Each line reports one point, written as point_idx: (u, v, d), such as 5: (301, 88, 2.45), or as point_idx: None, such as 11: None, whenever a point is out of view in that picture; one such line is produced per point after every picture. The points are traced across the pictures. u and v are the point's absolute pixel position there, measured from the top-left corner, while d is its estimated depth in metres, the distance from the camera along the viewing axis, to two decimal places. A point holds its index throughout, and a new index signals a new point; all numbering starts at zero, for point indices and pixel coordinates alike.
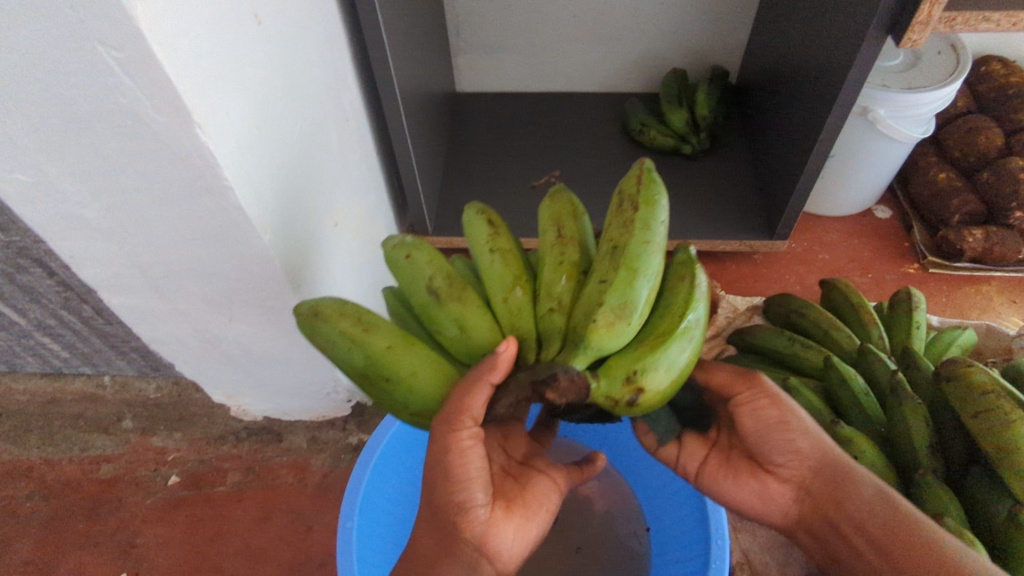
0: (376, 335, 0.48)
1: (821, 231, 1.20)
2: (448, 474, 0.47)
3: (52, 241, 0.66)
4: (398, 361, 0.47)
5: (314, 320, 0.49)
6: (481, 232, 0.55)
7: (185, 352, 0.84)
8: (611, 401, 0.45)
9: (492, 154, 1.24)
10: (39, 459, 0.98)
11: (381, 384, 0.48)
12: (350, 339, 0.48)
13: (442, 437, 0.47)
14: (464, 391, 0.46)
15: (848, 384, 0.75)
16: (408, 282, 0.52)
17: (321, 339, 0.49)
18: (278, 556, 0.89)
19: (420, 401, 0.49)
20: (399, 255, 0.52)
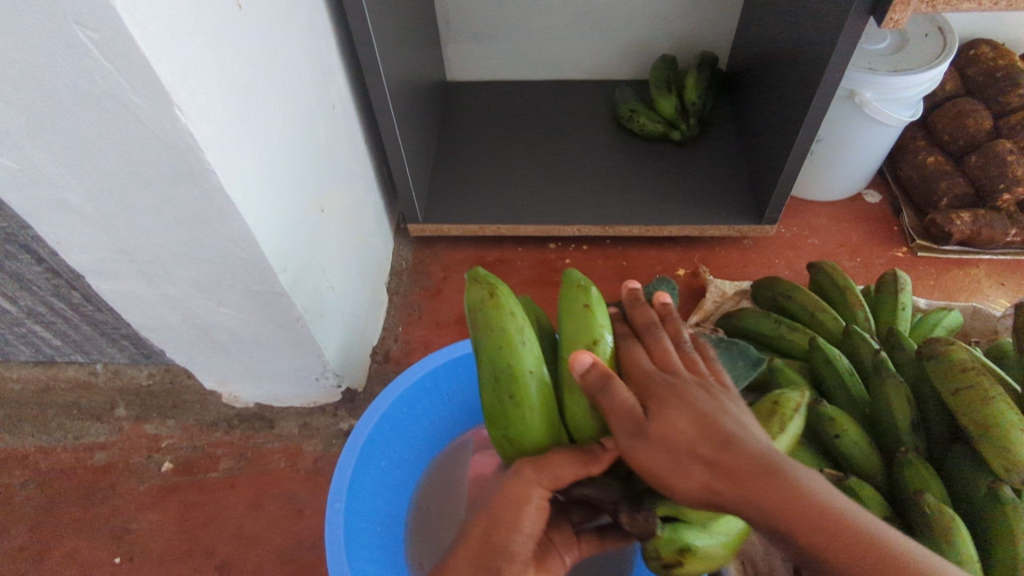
0: (525, 351, 0.49)
1: (810, 216, 1.20)
2: (501, 521, 0.50)
3: (39, 227, 0.66)
4: (526, 386, 0.48)
5: (485, 301, 0.50)
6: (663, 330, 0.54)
7: (174, 338, 0.85)
8: (655, 553, 0.51)
9: (483, 142, 1.25)
10: (34, 446, 0.99)
11: (501, 393, 0.49)
12: (501, 338, 0.48)
13: (520, 483, 0.49)
14: (562, 456, 0.48)
15: (832, 365, 0.78)
16: (572, 328, 0.50)
17: (480, 324, 0.49)
18: (270, 540, 0.90)
19: (518, 429, 0.50)
20: (580, 300, 0.51)
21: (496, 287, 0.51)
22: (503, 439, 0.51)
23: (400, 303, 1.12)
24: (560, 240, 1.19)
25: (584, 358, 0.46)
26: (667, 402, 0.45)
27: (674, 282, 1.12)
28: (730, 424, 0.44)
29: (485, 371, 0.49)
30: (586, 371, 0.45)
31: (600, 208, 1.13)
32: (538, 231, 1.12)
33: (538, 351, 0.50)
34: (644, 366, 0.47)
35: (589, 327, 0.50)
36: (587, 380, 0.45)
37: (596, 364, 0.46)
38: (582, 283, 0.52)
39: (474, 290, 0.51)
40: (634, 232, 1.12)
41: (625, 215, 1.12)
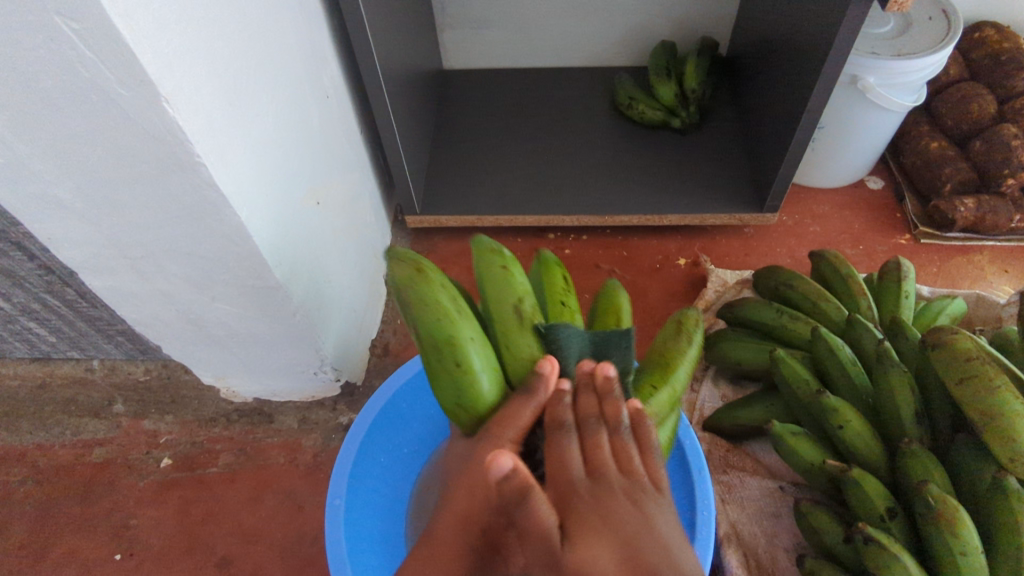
0: (460, 319, 0.47)
1: (812, 203, 1.19)
2: (486, 491, 0.46)
3: (28, 222, 0.65)
4: (471, 351, 0.46)
5: (413, 276, 0.48)
6: (555, 281, 0.56)
7: (170, 334, 0.84)
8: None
9: (480, 132, 1.23)
10: (32, 443, 0.99)
11: (447, 364, 0.46)
12: (437, 309, 0.47)
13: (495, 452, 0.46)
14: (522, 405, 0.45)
15: (835, 355, 0.78)
16: (495, 292, 0.51)
17: (411, 299, 0.48)
18: (271, 535, 0.89)
19: (476, 398, 0.46)
20: (496, 263, 0.52)
21: (421, 262, 0.50)
22: (459, 412, 0.48)
23: None
24: (559, 231, 1.18)
25: (545, 364, 0.46)
26: (592, 525, 0.37)
27: (674, 272, 1.11)
28: (657, 555, 0.36)
29: (428, 349, 0.47)
30: (506, 478, 0.37)
31: (599, 198, 1.12)
32: (537, 221, 1.11)
33: (471, 318, 0.49)
34: (571, 464, 0.41)
35: (510, 286, 0.51)
36: (504, 488, 0.37)
37: (550, 374, 0.46)
38: (493, 247, 0.54)
39: (397, 268, 0.49)
40: (634, 221, 1.11)
41: (624, 204, 1.11)
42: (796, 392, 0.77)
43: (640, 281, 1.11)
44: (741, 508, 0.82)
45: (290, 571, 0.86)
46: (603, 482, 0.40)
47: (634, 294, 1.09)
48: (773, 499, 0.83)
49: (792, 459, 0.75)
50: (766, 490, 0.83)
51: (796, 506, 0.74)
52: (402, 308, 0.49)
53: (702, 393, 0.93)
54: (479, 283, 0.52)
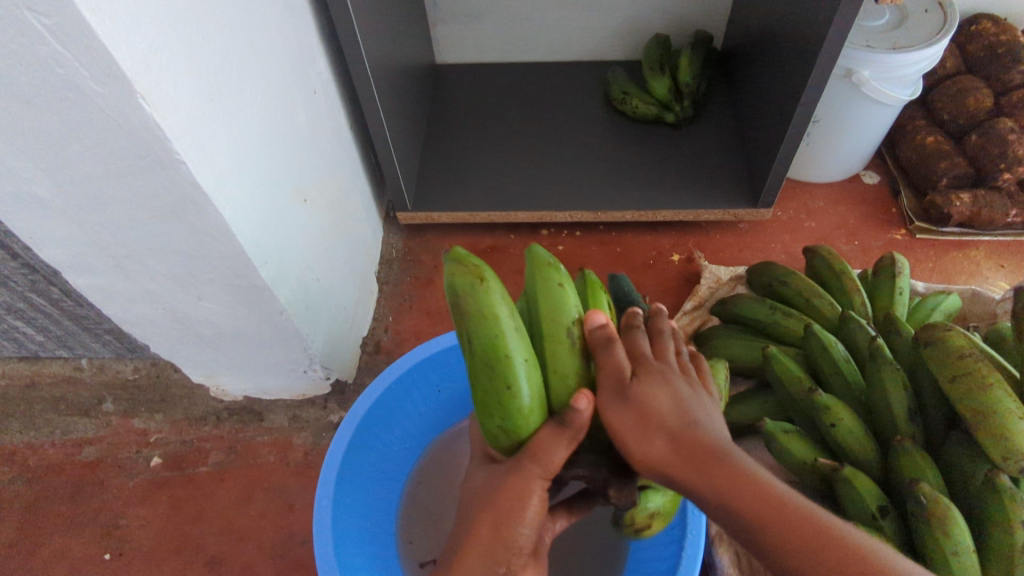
0: (518, 339, 0.46)
1: (807, 198, 1.18)
2: (506, 514, 0.49)
3: (8, 221, 0.64)
4: (525, 376, 0.46)
5: (477, 286, 0.45)
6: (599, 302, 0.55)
7: (157, 333, 0.83)
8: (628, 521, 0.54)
9: (472, 127, 1.22)
10: (21, 443, 0.98)
11: (499, 384, 0.45)
12: (500, 327, 0.45)
13: (523, 476, 0.48)
14: (555, 436, 0.47)
15: (828, 352, 0.77)
16: (547, 310, 0.49)
17: (472, 309, 0.45)
18: (261, 535, 0.89)
19: (520, 421, 0.47)
20: (554, 280, 0.50)
21: (484, 270, 0.47)
22: (496, 429, 0.48)
23: (390, 292, 1.10)
24: (552, 227, 1.17)
25: (581, 400, 0.47)
26: (656, 378, 0.48)
27: (667, 268, 1.10)
28: (707, 420, 0.48)
29: (480, 365, 0.45)
30: (596, 327, 0.50)
31: (592, 193, 1.11)
32: (530, 217, 1.10)
33: (526, 337, 0.47)
34: (641, 347, 0.50)
35: (566, 307, 0.50)
36: (592, 333, 0.49)
37: (607, 326, 0.50)
38: (551, 263, 0.51)
39: (459, 270, 0.46)
40: (628, 217, 1.10)
41: (617, 200, 1.10)
42: (789, 390, 0.76)
43: (633, 277, 1.10)
44: None
45: (281, 570, 0.86)
46: (669, 366, 0.50)
47: None
48: None
49: (785, 458, 0.74)
50: None
51: None
52: (456, 312, 0.46)
53: None
54: (533, 293, 0.50)
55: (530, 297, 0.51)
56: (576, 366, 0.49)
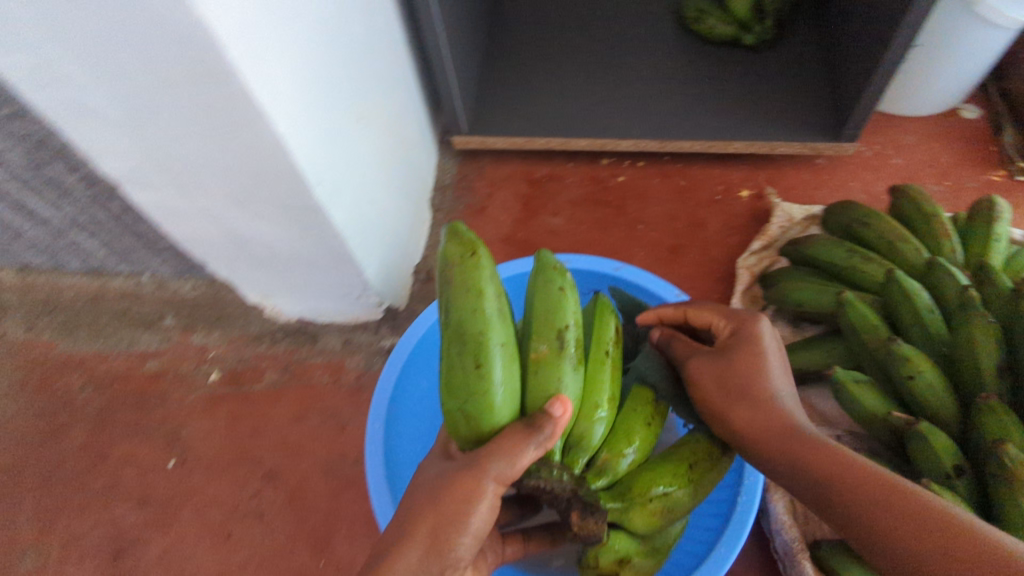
0: (498, 321, 0.43)
1: (895, 133, 1.08)
2: (454, 518, 0.44)
3: (67, 131, 0.63)
4: (497, 358, 0.42)
5: (467, 254, 0.42)
6: (605, 329, 0.54)
7: (215, 251, 0.83)
8: (594, 562, 0.49)
9: (534, 47, 1.15)
10: (90, 352, 1.03)
11: (466, 360, 0.42)
12: (480, 299, 0.42)
13: (475, 476, 0.43)
14: (520, 434, 0.43)
15: (910, 301, 0.71)
16: (543, 310, 0.47)
17: (454, 278, 0.42)
18: (314, 453, 0.91)
19: (483, 406, 0.43)
20: (555, 281, 0.48)
21: (478, 245, 0.43)
22: (457, 416, 0.44)
23: (443, 220, 1.08)
24: (614, 156, 1.11)
25: (556, 406, 0.44)
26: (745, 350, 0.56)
27: (736, 204, 1.04)
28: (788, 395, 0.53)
29: (451, 339, 0.43)
30: (552, 416, 0.44)
31: (658, 121, 1.04)
32: (590, 145, 1.05)
33: (509, 324, 0.44)
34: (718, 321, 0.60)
35: (563, 308, 0.47)
36: (545, 424, 0.43)
37: (561, 417, 0.44)
38: (556, 262, 0.50)
39: (451, 241, 0.43)
40: (696, 148, 1.03)
41: (686, 130, 1.02)
42: (864, 338, 0.72)
43: (697, 212, 1.04)
44: None
45: (332, 487, 0.88)
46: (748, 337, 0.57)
47: (690, 227, 1.03)
48: None
49: (853, 408, 0.70)
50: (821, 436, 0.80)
51: None
52: (440, 280, 0.44)
53: None
54: (530, 291, 0.49)
55: (528, 294, 0.49)
56: (565, 369, 0.46)
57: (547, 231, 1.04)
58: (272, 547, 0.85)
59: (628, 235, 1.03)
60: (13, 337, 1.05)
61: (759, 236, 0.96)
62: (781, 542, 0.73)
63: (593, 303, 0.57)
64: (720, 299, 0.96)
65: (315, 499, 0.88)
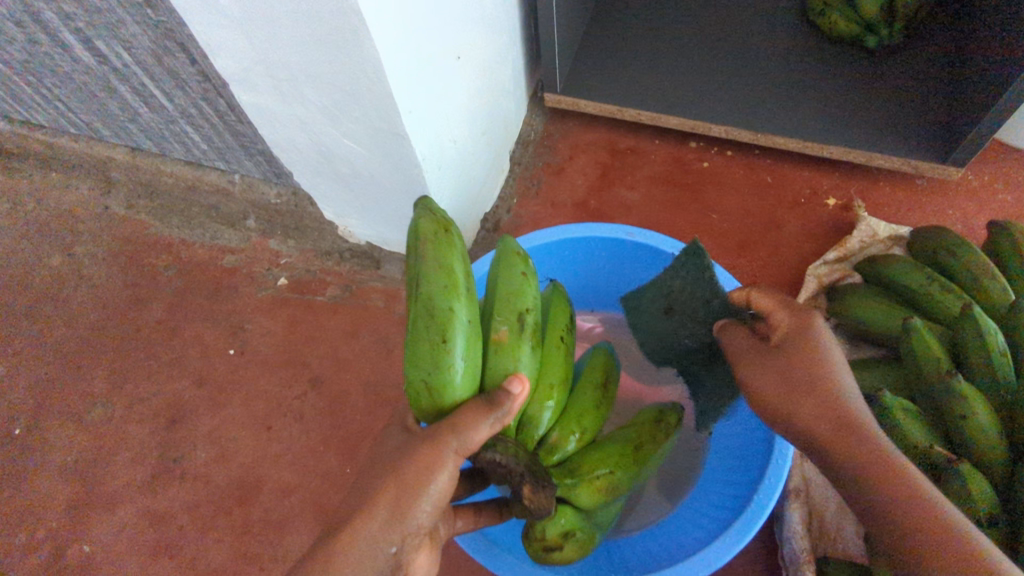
0: (464, 297, 0.46)
1: (1010, 167, 1.01)
2: (414, 488, 0.44)
3: (190, 24, 0.68)
4: (463, 330, 0.45)
5: (438, 233, 0.47)
6: (557, 320, 0.62)
7: (303, 161, 0.88)
8: (540, 534, 0.53)
9: (643, 17, 1.13)
10: (178, 238, 1.11)
11: (433, 331, 0.44)
12: (449, 275, 0.45)
13: (435, 447, 0.43)
14: (480, 406, 0.45)
15: (982, 340, 0.67)
16: (505, 294, 0.53)
17: (427, 252, 0.46)
18: (358, 369, 0.96)
19: (446, 377, 0.45)
20: (519, 267, 0.55)
21: (449, 224, 0.49)
22: (421, 391, 0.46)
23: (520, 173, 1.09)
24: (703, 140, 1.09)
25: (515, 382, 0.48)
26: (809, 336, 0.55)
27: (819, 210, 1.00)
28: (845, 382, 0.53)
29: (419, 309, 0.45)
30: (513, 391, 0.47)
31: (755, 112, 1.01)
32: (680, 125, 1.03)
33: (473, 304, 0.48)
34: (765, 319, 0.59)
35: (524, 293, 0.53)
36: (505, 395, 0.46)
37: (520, 394, 0.47)
38: (519, 253, 0.56)
39: (425, 219, 0.48)
40: (789, 146, 1.00)
41: (783, 125, 0.99)
42: (921, 368, 0.69)
43: (777, 212, 1.01)
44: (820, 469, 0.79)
45: (370, 403, 0.94)
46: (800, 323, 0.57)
47: (765, 226, 1.00)
48: None
49: (893, 434, 0.68)
50: None
51: None
52: (414, 259, 0.47)
53: None
54: (494, 279, 0.54)
55: (491, 281, 0.54)
56: (522, 352, 0.51)
57: (619, 203, 1.04)
58: (307, 445, 0.91)
59: (701, 222, 1.01)
60: (115, 211, 1.15)
61: (835, 247, 0.92)
62: (790, 549, 0.73)
63: (547, 298, 0.65)
64: None
65: (352, 411, 0.93)
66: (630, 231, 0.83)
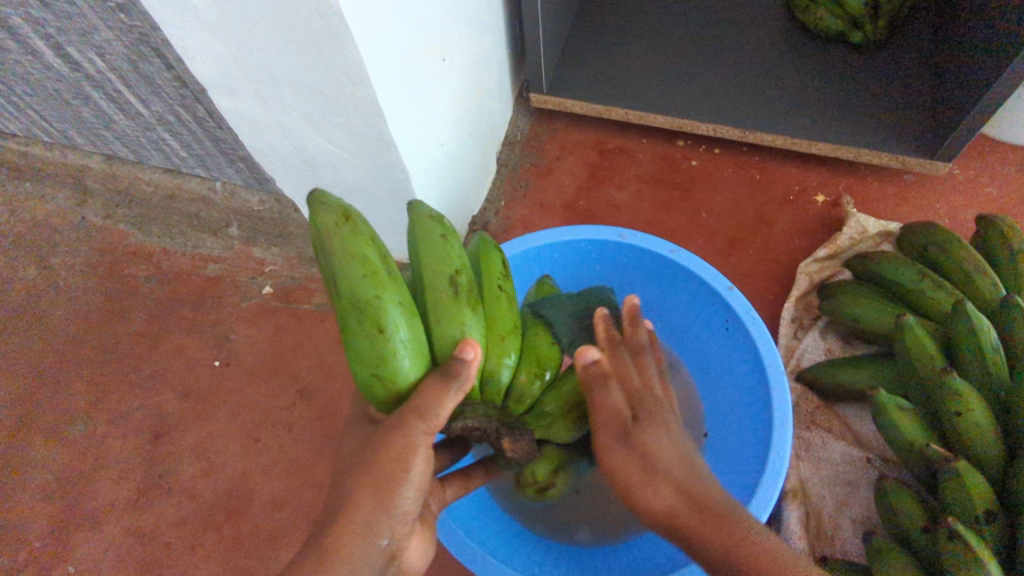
0: (388, 282, 0.43)
1: (997, 160, 1.02)
2: (388, 477, 0.44)
3: (165, 28, 0.65)
4: (395, 315, 0.42)
5: (341, 224, 0.42)
6: (491, 266, 0.54)
7: (284, 167, 0.86)
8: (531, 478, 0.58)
9: (628, 15, 1.12)
10: (159, 248, 1.09)
11: (366, 326, 0.42)
12: (365, 265, 0.42)
13: (402, 432, 0.43)
14: (435, 383, 0.43)
15: (974, 336, 0.67)
16: (430, 262, 0.47)
17: (336, 249, 0.42)
18: (348, 377, 0.95)
19: (395, 366, 0.43)
20: (437, 229, 0.49)
21: (349, 209, 0.44)
22: (373, 383, 0.44)
23: (507, 175, 1.08)
24: (690, 138, 1.08)
25: (466, 348, 0.45)
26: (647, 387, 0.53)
27: (808, 207, 1.00)
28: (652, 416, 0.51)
29: (345, 307, 0.42)
30: (463, 362, 0.44)
31: (744, 109, 1.00)
32: (668, 124, 1.02)
33: (400, 284, 0.45)
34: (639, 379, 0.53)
35: (450, 255, 0.48)
36: (453, 368, 0.43)
37: (470, 359, 0.44)
38: (435, 215, 0.50)
39: (323, 210, 0.43)
40: (778, 143, 0.99)
41: (770, 122, 0.99)
42: (915, 365, 0.69)
43: (766, 210, 1.01)
44: (815, 467, 0.79)
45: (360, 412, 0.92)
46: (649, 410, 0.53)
47: (755, 223, 1.00)
48: (853, 467, 0.78)
49: (890, 433, 0.68)
50: (849, 455, 0.79)
51: (880, 483, 0.69)
52: (323, 254, 0.43)
53: (805, 341, 0.87)
54: (415, 251, 0.49)
55: (411, 252, 0.50)
56: (465, 315, 0.47)
57: (608, 203, 1.03)
58: (297, 457, 0.89)
59: (691, 221, 1.01)
60: (92, 221, 1.12)
61: (826, 244, 0.92)
62: (787, 550, 0.73)
63: (473, 242, 0.56)
64: (772, 300, 0.94)
65: (342, 422, 0.91)
66: (623, 232, 0.82)
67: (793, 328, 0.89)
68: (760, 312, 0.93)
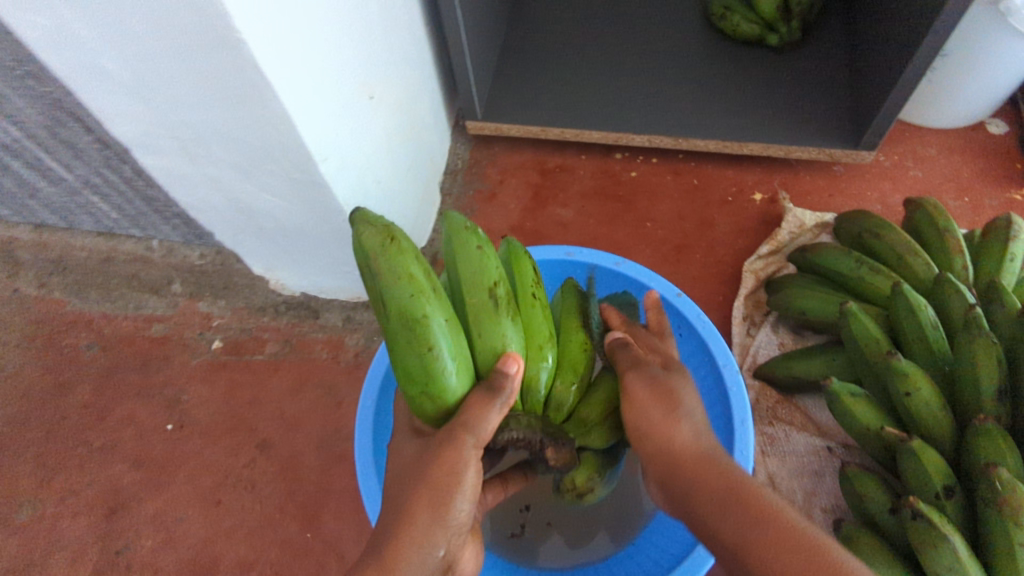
0: (432, 298, 0.44)
1: (917, 144, 1.06)
2: (445, 489, 0.46)
3: (78, 92, 0.64)
4: (441, 332, 0.44)
5: (386, 244, 0.44)
6: (524, 275, 0.54)
7: (221, 220, 0.84)
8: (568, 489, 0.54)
9: (554, 38, 1.14)
10: (98, 313, 1.05)
11: (415, 345, 0.43)
12: (412, 284, 0.43)
13: (454, 448, 0.45)
14: (482, 399, 0.45)
15: (914, 316, 0.69)
16: (469, 276, 0.49)
17: (381, 269, 0.43)
18: (307, 426, 0.92)
19: (442, 385, 0.44)
20: (473, 242, 0.50)
21: (394, 231, 0.45)
22: (421, 398, 0.46)
23: (452, 204, 1.07)
24: (628, 151, 1.10)
25: (510, 363, 0.47)
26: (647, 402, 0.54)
27: (747, 207, 1.03)
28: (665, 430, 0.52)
29: (394, 326, 0.43)
30: (508, 378, 0.46)
31: (674, 118, 1.02)
32: (603, 139, 1.04)
33: (445, 301, 0.46)
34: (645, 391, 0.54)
35: (487, 267, 0.49)
36: (501, 383, 0.46)
37: (515, 373, 0.47)
38: (468, 225, 0.51)
39: (368, 233, 0.44)
40: (711, 148, 1.02)
41: (701, 128, 1.01)
42: (864, 350, 0.70)
43: (707, 213, 1.03)
44: (782, 462, 0.80)
45: (323, 461, 0.90)
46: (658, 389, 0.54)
47: (698, 227, 1.02)
48: (818, 457, 0.79)
49: (845, 419, 0.69)
50: (814, 446, 0.80)
51: (843, 470, 0.70)
52: (368, 274, 0.44)
53: (758, 338, 0.88)
54: (453, 263, 0.50)
55: (450, 265, 0.50)
56: (506, 326, 0.48)
57: (554, 222, 1.04)
58: (261, 515, 0.86)
59: (637, 231, 1.02)
60: (25, 292, 1.07)
61: (767, 240, 0.95)
62: None
63: (503, 247, 0.56)
64: (724, 300, 0.96)
65: (307, 472, 0.89)
66: (569, 250, 0.83)
67: (744, 327, 0.91)
68: (713, 313, 0.95)
